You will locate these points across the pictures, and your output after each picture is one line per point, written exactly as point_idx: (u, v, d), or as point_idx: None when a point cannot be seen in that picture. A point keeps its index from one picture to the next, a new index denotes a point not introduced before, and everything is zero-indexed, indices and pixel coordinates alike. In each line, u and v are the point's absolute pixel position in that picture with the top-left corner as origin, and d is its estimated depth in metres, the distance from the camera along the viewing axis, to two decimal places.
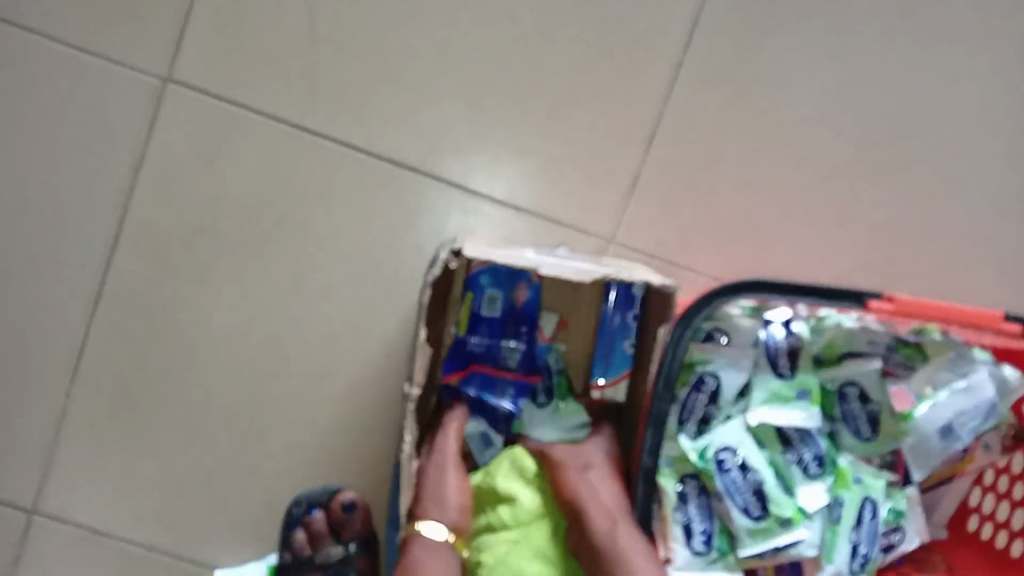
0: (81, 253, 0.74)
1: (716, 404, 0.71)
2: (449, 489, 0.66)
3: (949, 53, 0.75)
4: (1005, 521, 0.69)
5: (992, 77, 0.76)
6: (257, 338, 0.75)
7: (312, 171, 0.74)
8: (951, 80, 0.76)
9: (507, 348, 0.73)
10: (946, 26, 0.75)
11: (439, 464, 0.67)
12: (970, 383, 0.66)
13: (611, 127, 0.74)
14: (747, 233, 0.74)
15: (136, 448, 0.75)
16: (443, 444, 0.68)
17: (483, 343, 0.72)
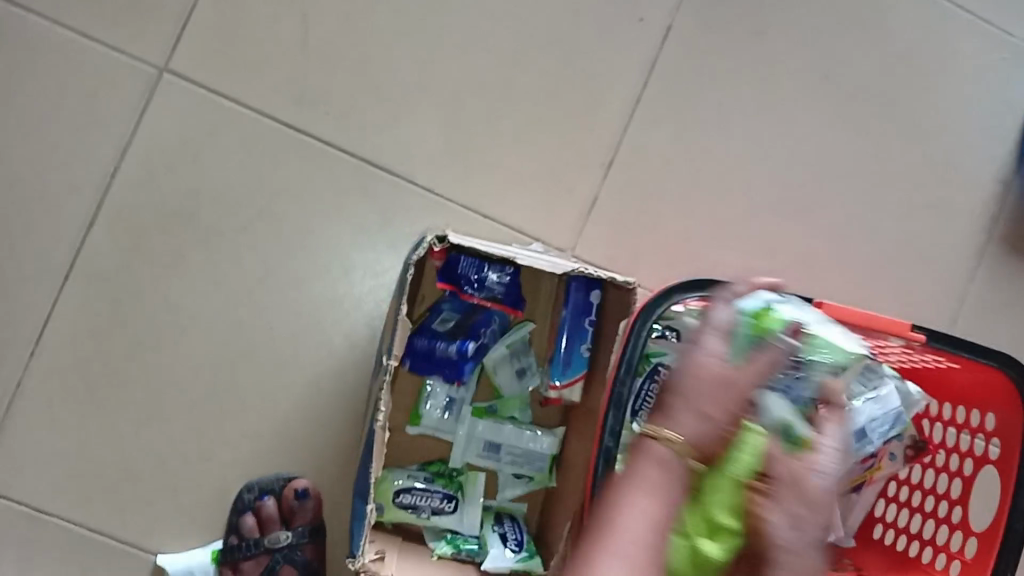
0: (113, 224, 0.86)
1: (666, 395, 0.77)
2: (721, 410, 0.57)
3: (826, 127, 0.97)
4: (913, 531, 0.84)
5: (863, 142, 0.97)
6: (225, 320, 0.87)
7: (323, 171, 0.89)
8: (830, 144, 0.97)
9: (491, 280, 0.79)
10: (830, 105, 0.97)
11: (688, 374, 0.58)
12: (880, 393, 0.78)
13: (570, 156, 0.92)
14: (676, 257, 0.93)
15: (95, 410, 0.85)
16: (700, 344, 0.58)
17: (473, 268, 0.78)
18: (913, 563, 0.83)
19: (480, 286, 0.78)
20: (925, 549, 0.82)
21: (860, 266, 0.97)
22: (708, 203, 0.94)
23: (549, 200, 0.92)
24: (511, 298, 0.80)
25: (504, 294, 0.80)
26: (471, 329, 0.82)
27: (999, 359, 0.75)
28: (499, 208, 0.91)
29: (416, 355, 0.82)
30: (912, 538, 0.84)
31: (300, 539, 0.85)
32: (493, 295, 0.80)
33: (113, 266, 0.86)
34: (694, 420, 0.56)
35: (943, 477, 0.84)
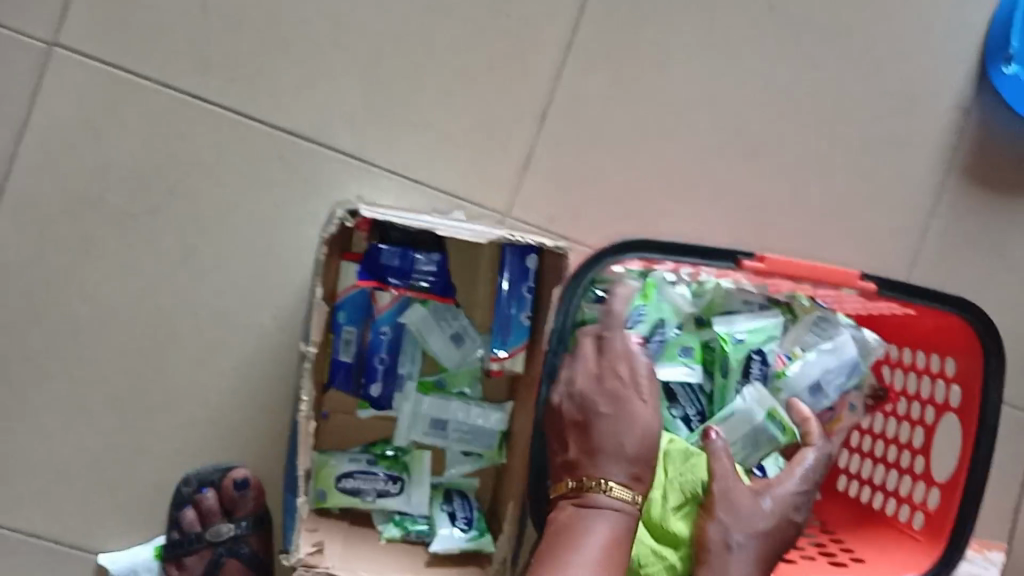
0: (13, 216, 0.80)
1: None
2: (640, 436, 0.65)
3: (776, 58, 0.90)
4: (880, 483, 0.80)
5: (815, 74, 0.91)
6: (145, 309, 0.82)
7: (235, 143, 0.83)
8: (781, 76, 0.91)
9: (417, 262, 0.77)
10: (778, 35, 0.90)
11: (602, 408, 0.65)
12: (835, 343, 0.75)
13: (501, 109, 0.86)
14: (622, 209, 0.88)
15: (17, 411, 0.81)
16: (613, 377, 0.66)
17: (397, 257, 0.76)
18: (876, 515, 0.79)
19: (406, 272, 0.77)
20: (891, 500, 0.78)
21: (815, 206, 0.92)
22: (652, 150, 0.88)
23: (481, 158, 0.86)
24: (439, 285, 0.78)
25: (432, 281, 0.78)
26: (367, 365, 0.80)
27: (955, 304, 0.71)
28: (428, 170, 0.85)
29: (347, 373, 0.80)
30: (878, 490, 0.80)
31: (243, 530, 0.82)
32: (421, 283, 0.78)
33: (19, 260, 0.80)
34: (624, 450, 0.64)
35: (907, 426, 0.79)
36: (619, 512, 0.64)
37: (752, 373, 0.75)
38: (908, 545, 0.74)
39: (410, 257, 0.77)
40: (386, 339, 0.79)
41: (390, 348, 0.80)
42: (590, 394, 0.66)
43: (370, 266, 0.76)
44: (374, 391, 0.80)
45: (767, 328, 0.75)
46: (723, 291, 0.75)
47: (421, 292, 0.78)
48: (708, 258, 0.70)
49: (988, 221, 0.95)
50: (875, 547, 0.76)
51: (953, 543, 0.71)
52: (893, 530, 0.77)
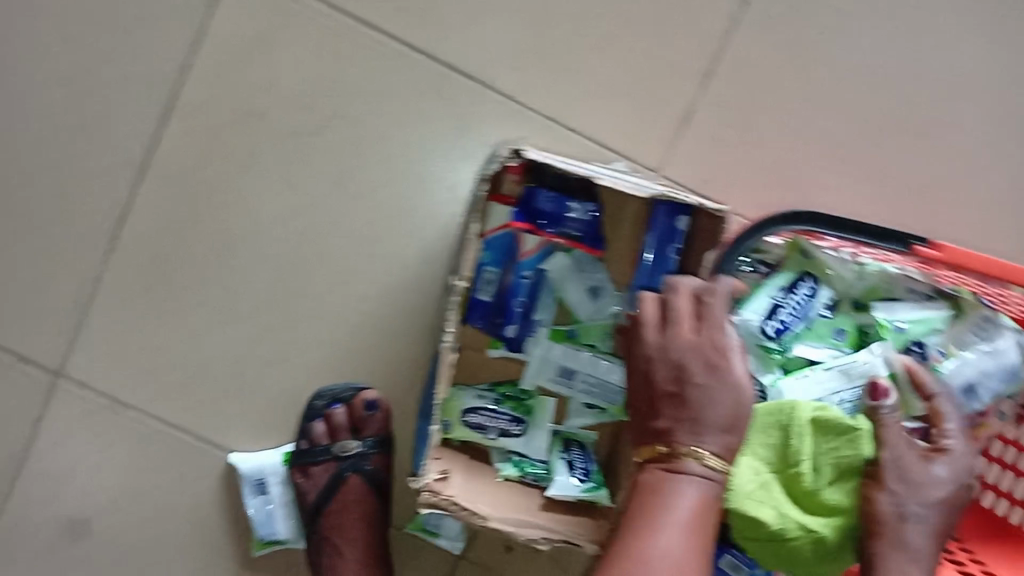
0: (186, 123, 0.84)
1: (745, 345, 0.69)
2: (734, 411, 0.60)
3: (964, 37, 0.85)
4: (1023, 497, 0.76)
5: (1006, 57, 0.85)
6: (296, 226, 0.84)
7: (398, 71, 0.83)
8: (967, 56, 0.85)
9: (571, 211, 0.77)
10: (970, 12, 0.84)
11: (698, 378, 0.60)
12: (995, 347, 0.69)
13: (666, 63, 0.84)
14: (779, 179, 0.85)
15: (170, 309, 0.85)
16: (712, 345, 0.61)
17: (552, 202, 0.76)
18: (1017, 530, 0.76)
19: (558, 220, 0.77)
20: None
21: (986, 199, 0.86)
22: (818, 122, 0.84)
23: (641, 111, 0.84)
24: (589, 237, 0.78)
25: (583, 232, 0.78)
26: (505, 306, 0.80)
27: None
28: (585, 119, 0.84)
29: (485, 313, 0.81)
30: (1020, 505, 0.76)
31: (367, 448, 0.85)
32: (572, 232, 0.78)
33: (185, 166, 0.84)
34: (717, 421, 0.60)
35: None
36: (711, 479, 0.60)
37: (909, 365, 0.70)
38: None
39: (565, 205, 0.76)
40: (527, 283, 0.80)
41: (529, 293, 0.81)
42: (687, 363, 0.60)
43: (526, 209, 0.76)
44: (509, 332, 0.81)
45: (931, 319, 0.70)
46: (888, 275, 0.70)
47: (572, 241, 0.78)
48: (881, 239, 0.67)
49: None
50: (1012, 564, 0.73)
51: None
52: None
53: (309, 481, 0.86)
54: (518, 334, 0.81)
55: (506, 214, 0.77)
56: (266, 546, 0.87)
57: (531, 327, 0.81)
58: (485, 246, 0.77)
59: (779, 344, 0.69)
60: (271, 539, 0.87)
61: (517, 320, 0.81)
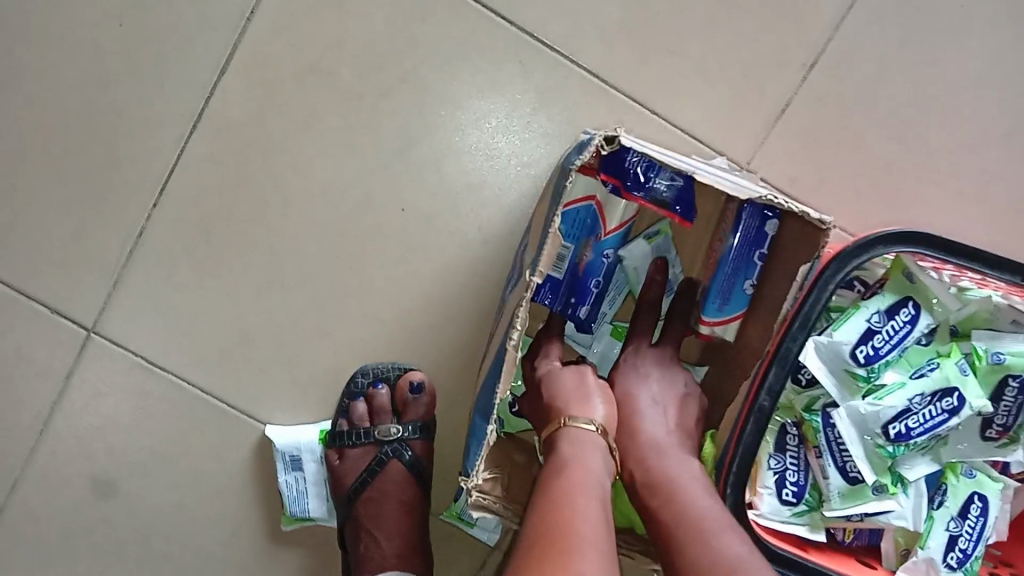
0: (245, 73, 0.79)
1: (831, 367, 0.64)
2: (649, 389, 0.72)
3: None
4: None
5: None
6: (354, 193, 0.79)
7: (477, 37, 0.78)
8: None
9: (662, 179, 0.65)
10: None
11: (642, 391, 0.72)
12: None
13: (764, 52, 0.78)
14: (875, 185, 0.79)
15: (215, 270, 0.81)
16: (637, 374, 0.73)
17: (643, 166, 0.65)
18: None
19: (647, 187, 0.66)
20: None
21: None
22: (920, 126, 0.79)
23: (732, 99, 0.78)
24: (680, 204, 0.67)
25: (671, 202, 0.67)
26: (581, 285, 0.73)
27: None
28: (672, 104, 0.78)
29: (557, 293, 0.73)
30: None
31: (409, 434, 0.81)
32: (660, 200, 0.67)
33: (242, 120, 0.79)
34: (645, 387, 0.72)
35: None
36: (589, 438, 0.64)
37: (1003, 401, 0.65)
38: None
39: (657, 169, 0.65)
40: (605, 263, 0.73)
41: (604, 274, 0.74)
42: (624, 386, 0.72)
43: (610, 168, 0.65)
44: (583, 313, 0.73)
45: None
46: (990, 304, 0.65)
47: (660, 208, 0.68)
48: (994, 270, 0.61)
49: None
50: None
51: None
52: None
53: (345, 463, 0.82)
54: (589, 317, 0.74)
55: (589, 184, 0.69)
56: (298, 523, 0.83)
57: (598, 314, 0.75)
58: (568, 218, 0.68)
59: (867, 371, 0.64)
60: (301, 516, 0.83)
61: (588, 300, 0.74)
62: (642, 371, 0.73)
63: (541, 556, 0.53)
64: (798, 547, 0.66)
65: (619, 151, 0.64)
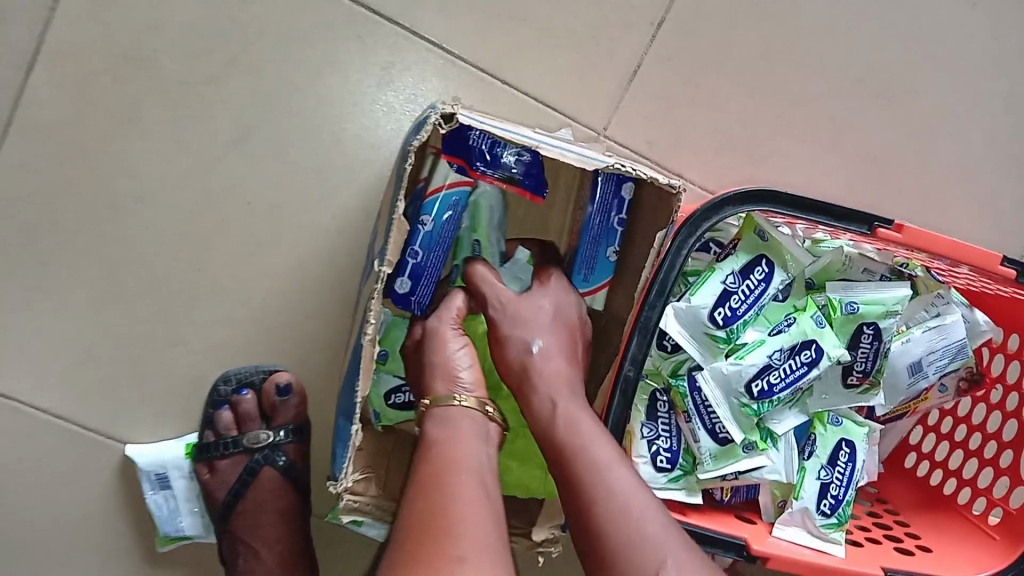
0: (56, 67, 0.71)
1: (691, 333, 0.63)
2: (556, 322, 0.68)
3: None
4: (955, 470, 0.78)
5: (969, 15, 0.80)
6: (194, 190, 0.74)
7: (310, 14, 0.73)
8: (933, 11, 0.79)
9: (507, 155, 0.63)
10: None
11: (546, 321, 0.68)
12: (942, 322, 0.70)
13: (612, 12, 0.75)
14: (733, 142, 0.78)
15: (46, 285, 0.74)
16: (546, 305, 0.68)
17: (487, 141, 0.63)
18: (943, 499, 0.78)
19: (493, 162, 0.63)
20: (964, 490, 0.77)
21: (944, 164, 0.82)
22: (773, 80, 0.78)
23: (583, 63, 0.76)
24: (531, 180, 0.65)
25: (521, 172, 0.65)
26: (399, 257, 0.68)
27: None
28: (521, 73, 0.75)
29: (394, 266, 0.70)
30: (953, 476, 0.78)
31: (281, 438, 0.77)
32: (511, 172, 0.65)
33: (59, 119, 0.72)
34: (550, 321, 0.68)
35: (996, 415, 0.77)
36: (451, 418, 0.63)
37: (860, 348, 0.65)
38: (981, 541, 0.73)
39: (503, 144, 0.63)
40: (423, 230, 0.67)
41: (427, 245, 0.67)
42: (531, 317, 0.68)
43: (455, 144, 0.62)
44: (396, 285, 0.67)
45: (886, 300, 0.65)
46: (844, 254, 0.66)
47: (511, 185, 0.65)
48: (840, 222, 0.62)
49: None
50: (944, 539, 0.75)
51: None
52: (964, 521, 0.75)
53: (217, 478, 0.77)
54: (402, 288, 0.67)
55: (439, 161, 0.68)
56: (173, 543, 0.78)
57: (421, 283, 0.68)
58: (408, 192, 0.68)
59: (727, 332, 0.63)
60: (177, 535, 0.79)
61: (406, 267, 0.67)
62: (561, 296, 0.69)
63: (421, 552, 0.52)
64: (678, 512, 0.65)
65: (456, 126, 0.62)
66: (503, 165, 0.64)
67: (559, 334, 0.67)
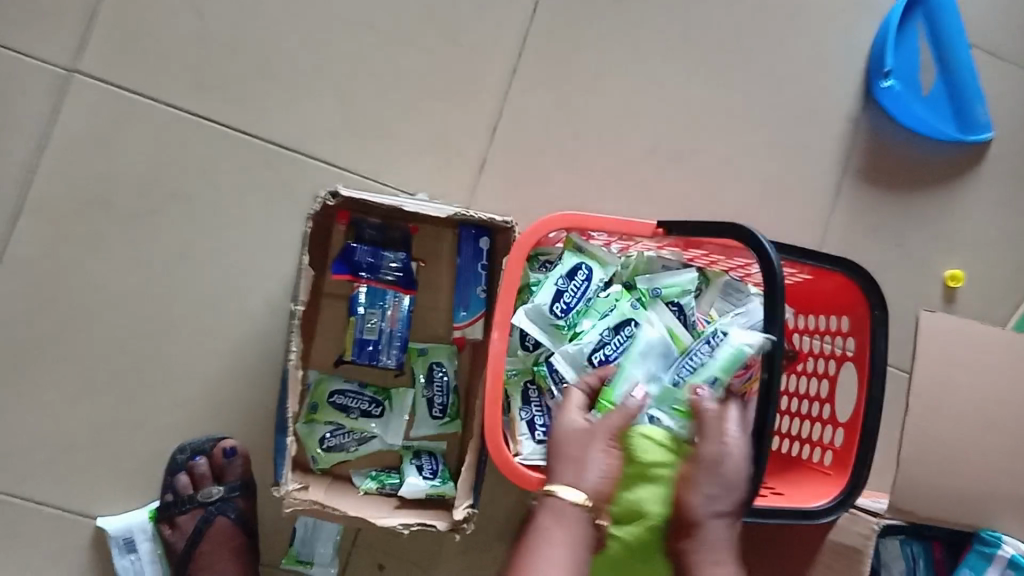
0: (35, 216, 0.92)
1: (539, 324, 0.82)
2: (736, 477, 0.68)
3: (702, 76, 1.04)
4: (806, 436, 0.92)
5: (737, 89, 1.05)
6: (147, 298, 0.93)
7: (229, 152, 0.95)
8: (707, 90, 1.04)
9: (388, 261, 0.89)
10: (703, 55, 1.04)
11: (747, 485, 0.69)
12: (746, 308, 0.84)
13: (459, 123, 1.00)
14: (568, 204, 1.01)
15: (29, 389, 0.91)
16: (749, 459, 0.69)
17: (369, 254, 0.89)
18: (798, 462, 0.91)
19: (377, 269, 0.89)
20: (812, 449, 0.90)
21: (740, 200, 1.04)
22: (591, 155, 1.02)
23: (444, 160, 0.99)
24: (406, 280, 0.90)
25: (399, 276, 0.89)
26: (381, 344, 0.89)
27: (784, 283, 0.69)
28: (395, 173, 0.98)
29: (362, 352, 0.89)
30: (801, 441, 0.92)
31: (230, 493, 0.91)
32: (389, 277, 0.89)
33: (37, 255, 0.92)
34: (736, 484, 0.68)
35: (822, 382, 0.92)
36: (567, 513, 0.71)
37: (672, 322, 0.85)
38: (821, 479, 0.87)
39: (381, 255, 0.89)
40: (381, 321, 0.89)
41: (401, 330, 0.89)
42: (740, 485, 0.69)
43: (346, 261, 0.88)
44: (385, 363, 0.89)
45: (682, 282, 0.85)
46: (645, 258, 0.88)
47: (391, 286, 0.89)
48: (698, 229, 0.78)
49: (889, 215, 1.07)
50: (796, 487, 0.88)
51: (856, 474, 0.83)
52: (811, 471, 0.89)
53: (177, 532, 0.91)
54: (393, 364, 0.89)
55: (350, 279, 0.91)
56: None
57: (394, 356, 0.90)
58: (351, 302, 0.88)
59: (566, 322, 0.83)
60: None
61: (381, 350, 0.89)
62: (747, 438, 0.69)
63: None
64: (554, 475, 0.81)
65: (347, 245, 0.88)
66: (384, 273, 0.89)
67: (733, 487, 0.69)
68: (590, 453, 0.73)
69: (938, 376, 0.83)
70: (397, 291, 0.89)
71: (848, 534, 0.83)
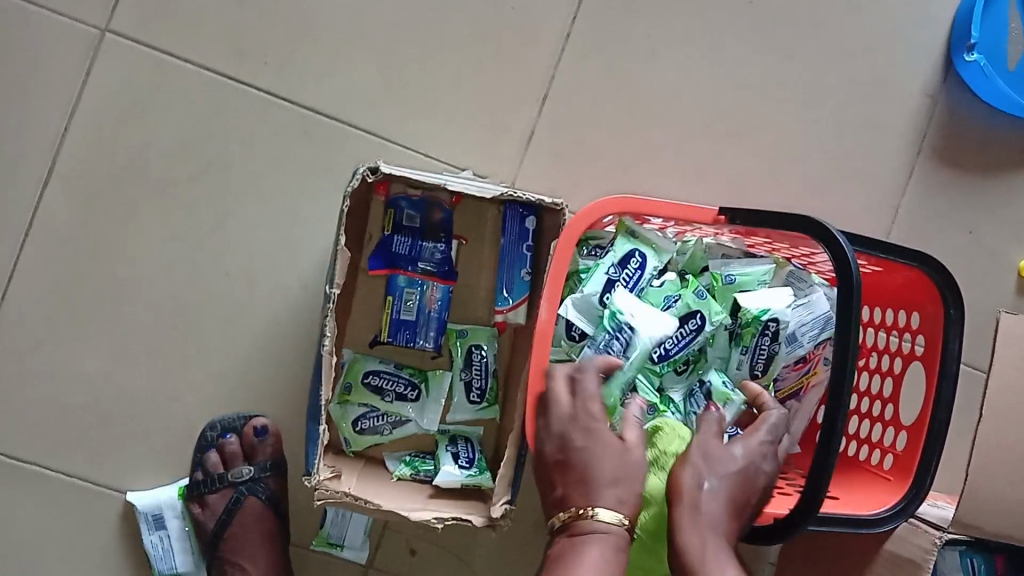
0: (65, 182, 0.89)
1: (587, 316, 0.78)
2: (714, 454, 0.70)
3: (767, 47, 0.97)
4: (866, 438, 0.86)
5: (805, 62, 0.97)
6: (178, 268, 0.90)
7: (264, 119, 0.91)
8: (772, 62, 0.97)
9: (427, 248, 0.85)
10: (769, 24, 0.97)
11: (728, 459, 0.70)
12: (810, 299, 0.79)
13: (506, 92, 0.94)
14: (619, 181, 0.95)
15: (58, 359, 0.88)
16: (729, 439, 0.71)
17: (406, 244, 0.85)
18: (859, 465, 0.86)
19: (414, 258, 0.85)
20: (873, 452, 0.85)
21: (804, 181, 0.97)
22: (646, 130, 0.95)
23: (489, 132, 0.93)
24: (445, 268, 0.85)
25: (436, 267, 0.85)
26: (418, 326, 0.85)
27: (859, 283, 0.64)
28: (438, 144, 0.93)
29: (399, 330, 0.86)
30: (863, 443, 0.87)
31: (260, 473, 0.89)
32: (426, 267, 0.85)
33: (67, 222, 0.89)
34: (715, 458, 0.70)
35: (887, 381, 0.86)
36: (604, 529, 0.67)
37: (760, 344, 0.79)
38: (881, 485, 0.81)
39: (419, 246, 0.85)
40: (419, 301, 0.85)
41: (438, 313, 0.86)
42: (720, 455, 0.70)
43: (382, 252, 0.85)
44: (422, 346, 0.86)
45: (756, 274, 0.81)
46: (702, 246, 0.83)
47: (428, 277, 0.85)
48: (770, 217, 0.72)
49: (964, 201, 1.00)
50: (855, 492, 0.83)
51: (919, 478, 0.77)
52: (872, 475, 0.83)
53: (206, 511, 0.89)
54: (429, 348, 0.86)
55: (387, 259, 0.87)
56: None
57: (430, 338, 0.86)
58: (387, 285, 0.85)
59: None
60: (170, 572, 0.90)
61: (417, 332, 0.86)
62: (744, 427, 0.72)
63: None
64: None
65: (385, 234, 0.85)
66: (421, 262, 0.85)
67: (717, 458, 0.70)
68: (612, 459, 0.69)
69: (1015, 383, 0.76)
70: (435, 282, 0.85)
71: (905, 545, 0.78)
